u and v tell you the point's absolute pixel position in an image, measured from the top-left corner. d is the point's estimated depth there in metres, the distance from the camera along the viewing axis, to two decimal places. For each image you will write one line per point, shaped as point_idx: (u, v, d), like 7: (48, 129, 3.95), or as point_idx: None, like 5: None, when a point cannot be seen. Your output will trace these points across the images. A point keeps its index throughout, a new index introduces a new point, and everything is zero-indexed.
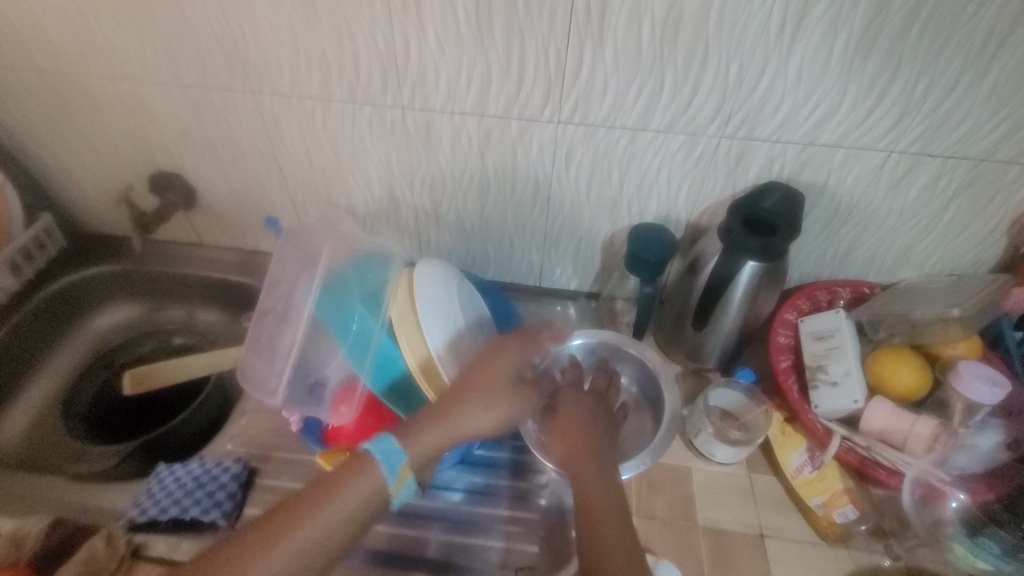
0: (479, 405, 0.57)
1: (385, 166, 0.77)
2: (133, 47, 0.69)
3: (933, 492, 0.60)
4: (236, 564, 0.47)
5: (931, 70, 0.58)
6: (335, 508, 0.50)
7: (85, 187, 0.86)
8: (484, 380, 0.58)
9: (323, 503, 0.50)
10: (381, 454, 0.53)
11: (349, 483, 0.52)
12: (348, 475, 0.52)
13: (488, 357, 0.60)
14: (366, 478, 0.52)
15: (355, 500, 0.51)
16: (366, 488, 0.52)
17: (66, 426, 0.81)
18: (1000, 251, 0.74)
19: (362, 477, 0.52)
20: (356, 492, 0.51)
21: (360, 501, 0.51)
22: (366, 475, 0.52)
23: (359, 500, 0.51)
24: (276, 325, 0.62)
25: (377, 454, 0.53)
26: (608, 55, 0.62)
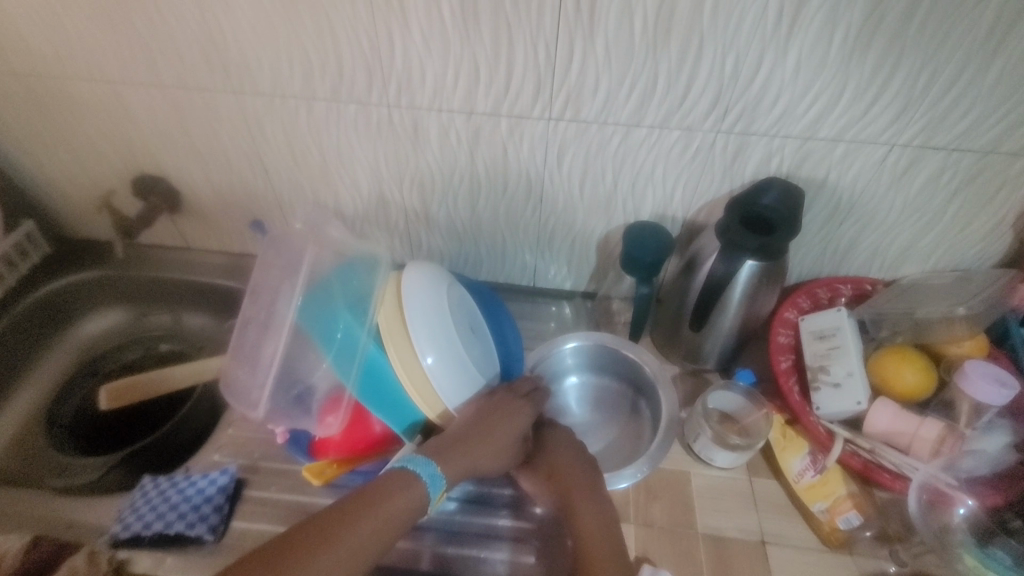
0: (502, 439, 0.61)
1: (373, 167, 0.75)
2: (109, 47, 0.66)
3: (940, 498, 0.58)
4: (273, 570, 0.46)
5: (935, 60, 0.56)
6: (369, 523, 0.51)
7: (67, 193, 0.84)
8: (493, 421, 0.61)
9: (357, 518, 0.51)
10: (427, 477, 0.55)
11: (384, 499, 0.52)
12: (384, 493, 0.53)
13: (496, 401, 0.62)
14: (404, 496, 0.53)
15: (389, 516, 0.52)
16: (402, 504, 0.53)
17: (51, 436, 0.79)
18: (1006, 247, 0.72)
19: (397, 494, 0.53)
20: (391, 508, 0.52)
21: (395, 518, 0.52)
22: (402, 492, 0.53)
23: (394, 517, 0.52)
24: (259, 336, 0.59)
25: (424, 476, 0.55)
26: (599, 49, 0.59)
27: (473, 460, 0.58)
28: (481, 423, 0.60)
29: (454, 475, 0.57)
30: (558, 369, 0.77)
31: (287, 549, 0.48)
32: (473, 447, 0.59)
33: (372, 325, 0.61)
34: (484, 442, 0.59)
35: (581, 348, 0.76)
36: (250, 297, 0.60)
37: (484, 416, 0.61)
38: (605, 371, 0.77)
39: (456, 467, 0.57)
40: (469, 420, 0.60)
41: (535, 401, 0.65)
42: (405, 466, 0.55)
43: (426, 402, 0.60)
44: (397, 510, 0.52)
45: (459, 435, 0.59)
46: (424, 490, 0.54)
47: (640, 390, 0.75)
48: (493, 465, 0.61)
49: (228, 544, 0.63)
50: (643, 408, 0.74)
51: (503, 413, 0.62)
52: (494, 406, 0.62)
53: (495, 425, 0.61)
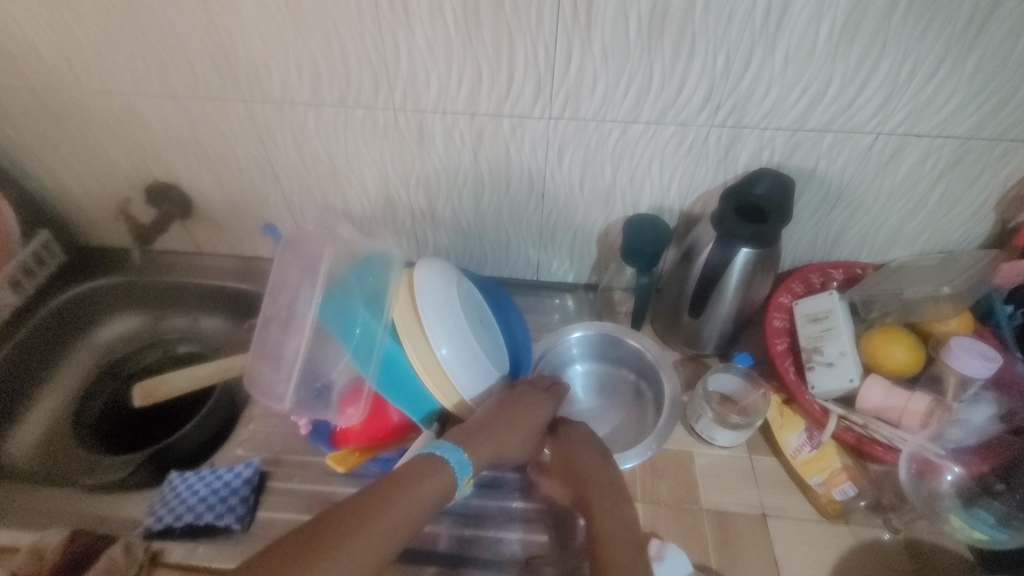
0: (526, 429, 0.64)
1: (380, 169, 0.78)
2: (123, 60, 0.69)
3: (928, 467, 0.61)
4: (317, 547, 0.48)
5: (916, 50, 0.59)
6: (406, 502, 0.53)
7: (81, 202, 0.86)
8: (517, 412, 0.64)
9: (389, 502, 0.52)
10: (455, 463, 0.57)
11: (413, 483, 0.54)
12: (418, 474, 0.55)
13: (516, 397, 0.66)
14: (436, 477, 0.56)
15: (423, 495, 0.54)
16: (432, 488, 0.55)
17: (78, 438, 0.82)
18: (989, 228, 0.75)
19: (429, 476, 0.55)
20: (421, 492, 0.54)
21: (427, 499, 0.54)
22: (433, 475, 0.55)
23: (424, 500, 0.54)
24: (281, 332, 0.62)
25: (452, 462, 0.57)
26: (596, 50, 0.62)
27: (497, 448, 0.61)
28: (505, 415, 0.63)
29: (482, 461, 0.60)
30: (564, 358, 0.80)
31: (321, 532, 0.49)
32: (496, 434, 0.61)
33: (388, 321, 0.64)
34: (509, 430, 0.63)
35: (584, 337, 0.79)
36: (270, 297, 0.63)
37: (506, 408, 0.64)
38: (609, 359, 0.80)
39: (483, 453, 0.60)
40: (490, 411, 0.63)
41: (553, 394, 0.69)
42: (433, 452, 0.58)
43: (443, 393, 0.63)
44: (427, 493, 0.54)
45: (484, 422, 0.62)
46: (453, 474, 0.57)
47: (643, 376, 0.78)
48: (517, 454, 0.64)
49: (256, 533, 0.66)
50: (648, 393, 0.77)
51: (524, 407, 0.65)
52: (514, 400, 0.65)
53: (514, 414, 0.64)
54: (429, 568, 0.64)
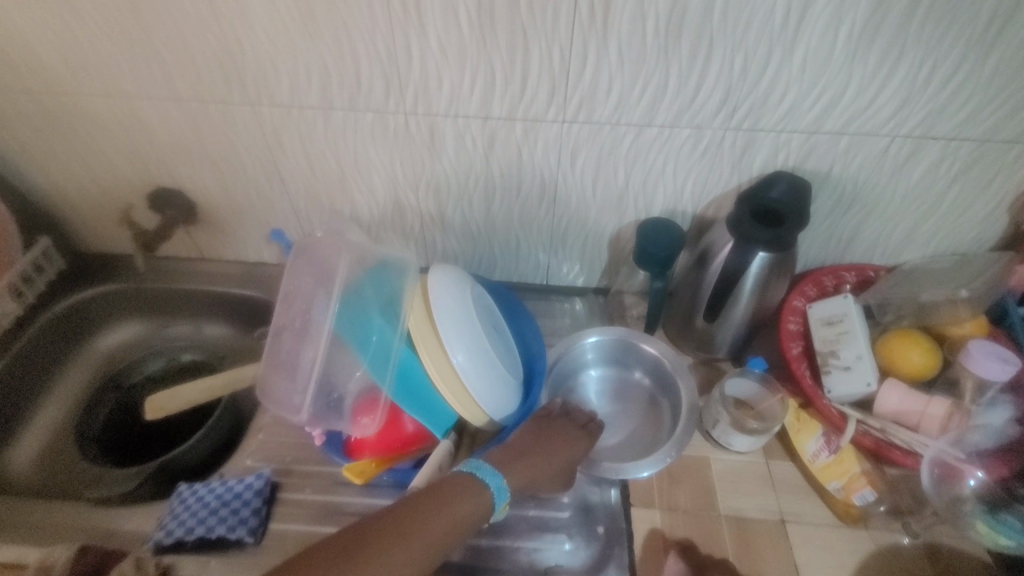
0: (566, 460, 0.64)
1: (389, 173, 0.77)
2: (128, 63, 0.67)
3: (951, 472, 0.61)
4: (359, 558, 0.47)
5: (934, 55, 0.59)
6: (446, 517, 0.52)
7: (83, 209, 0.85)
8: (553, 441, 0.65)
9: (431, 514, 0.52)
10: (494, 487, 0.57)
11: (454, 499, 0.54)
12: (459, 491, 0.55)
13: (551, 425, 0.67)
14: (475, 496, 0.55)
15: (463, 513, 0.54)
16: (472, 505, 0.55)
17: (81, 449, 0.80)
18: (1002, 230, 0.75)
19: (469, 495, 0.55)
20: (462, 509, 0.54)
21: (467, 517, 0.54)
22: (473, 494, 0.55)
23: (464, 517, 0.53)
24: (296, 341, 0.61)
25: (492, 487, 0.57)
26: (612, 53, 0.61)
27: (532, 476, 0.62)
28: (540, 440, 0.64)
29: (516, 485, 0.60)
30: (579, 363, 0.79)
31: (361, 537, 0.49)
32: (532, 457, 0.62)
33: (403, 330, 0.63)
34: (545, 457, 0.63)
35: (599, 343, 0.78)
36: (282, 305, 0.62)
37: (542, 436, 0.65)
38: (623, 364, 0.79)
39: (517, 478, 0.60)
40: (526, 438, 0.64)
41: (578, 418, 0.69)
42: (473, 473, 0.57)
43: (470, 413, 0.64)
44: (468, 509, 0.54)
45: (522, 449, 0.63)
46: (491, 495, 0.57)
47: (660, 385, 0.77)
48: (555, 485, 0.64)
49: (269, 546, 0.65)
50: (664, 401, 0.76)
51: (563, 439, 0.66)
52: (545, 429, 0.66)
53: (550, 441, 0.65)
54: None
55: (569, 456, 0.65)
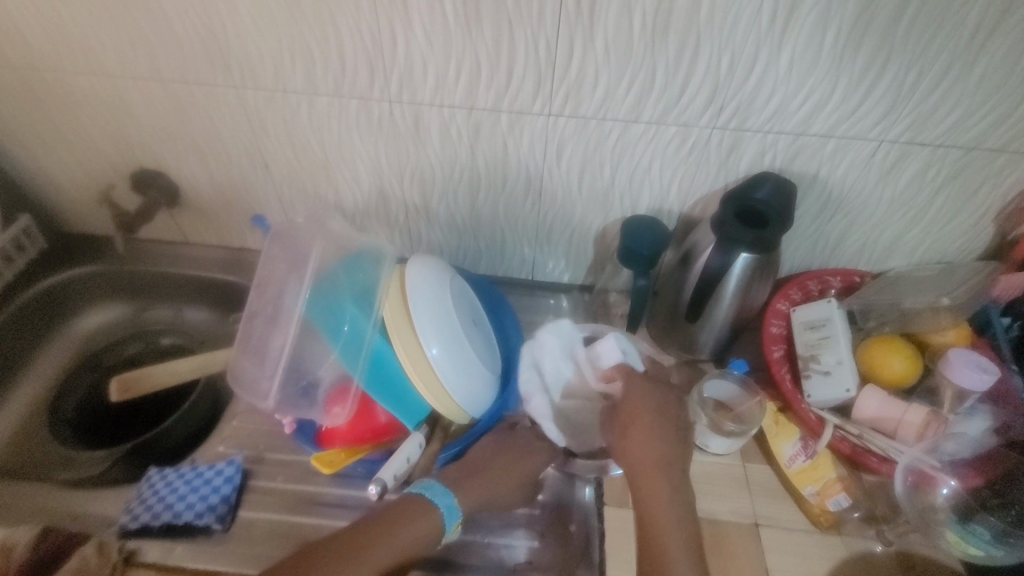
0: (519, 476, 0.65)
1: (374, 161, 0.76)
2: (110, 41, 0.66)
3: (924, 479, 0.61)
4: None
5: (922, 59, 0.58)
6: (396, 541, 0.55)
7: (65, 188, 0.84)
8: (508, 461, 0.66)
9: (382, 536, 0.55)
10: (444, 507, 0.58)
11: (401, 523, 0.56)
12: (413, 513, 0.57)
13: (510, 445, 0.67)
14: (427, 519, 0.57)
15: (415, 535, 0.56)
16: (420, 529, 0.56)
17: (54, 431, 0.80)
18: (989, 239, 0.75)
19: (423, 516, 0.57)
20: (415, 529, 0.56)
21: (418, 540, 0.56)
22: (426, 516, 0.57)
23: (416, 538, 0.56)
24: (266, 327, 0.62)
25: (441, 507, 0.58)
26: (598, 46, 0.61)
27: (487, 495, 0.63)
28: (498, 457, 0.65)
29: (469, 506, 0.61)
30: None
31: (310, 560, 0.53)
32: (493, 472, 0.64)
33: (377, 319, 0.63)
34: (499, 478, 0.64)
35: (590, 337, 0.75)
36: (256, 291, 0.63)
37: (503, 454, 0.66)
38: None
39: (470, 499, 0.62)
40: (488, 454, 0.66)
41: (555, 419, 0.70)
42: (422, 493, 0.59)
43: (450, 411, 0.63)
44: (420, 530, 0.56)
45: (480, 467, 0.64)
46: (440, 516, 0.58)
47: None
48: (510, 500, 0.65)
49: (236, 534, 0.64)
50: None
51: (521, 453, 0.67)
52: (505, 445, 0.67)
53: (512, 459, 0.66)
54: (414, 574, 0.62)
55: (532, 468, 0.67)
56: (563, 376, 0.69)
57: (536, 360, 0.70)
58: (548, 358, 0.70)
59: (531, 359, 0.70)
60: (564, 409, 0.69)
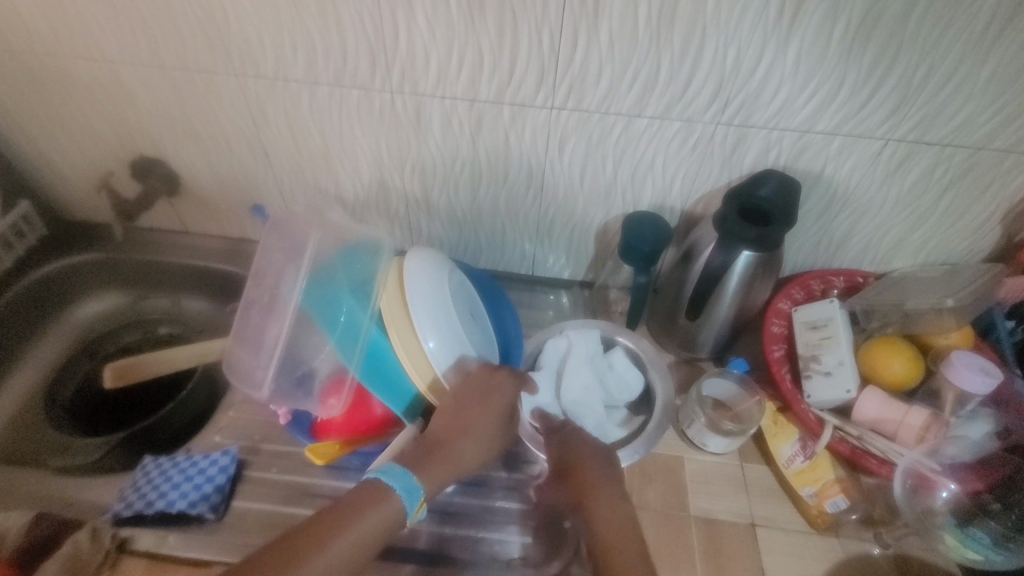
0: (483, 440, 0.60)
1: (374, 153, 0.75)
2: (110, 26, 0.66)
3: (924, 482, 0.61)
4: None
5: (931, 56, 0.57)
6: (347, 537, 0.50)
7: (65, 174, 0.84)
8: (466, 420, 0.59)
9: (330, 534, 0.50)
10: (402, 489, 0.54)
11: (355, 517, 0.51)
12: (362, 503, 0.52)
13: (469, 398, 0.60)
14: (380, 508, 0.52)
15: (368, 528, 0.51)
16: (375, 520, 0.52)
17: (50, 417, 0.80)
18: (994, 241, 0.74)
19: (375, 505, 0.52)
20: (368, 521, 0.51)
21: (373, 531, 0.51)
22: (379, 504, 0.52)
23: (370, 529, 0.51)
24: (262, 317, 0.62)
25: (399, 489, 0.53)
26: (603, 38, 0.60)
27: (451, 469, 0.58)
28: (455, 420, 0.59)
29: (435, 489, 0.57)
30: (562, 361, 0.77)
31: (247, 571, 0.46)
32: (456, 439, 0.59)
33: (375, 310, 0.62)
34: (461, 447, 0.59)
35: (606, 336, 0.77)
36: (253, 280, 0.63)
37: (460, 412, 0.59)
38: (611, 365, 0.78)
39: (435, 479, 0.57)
40: (444, 419, 0.59)
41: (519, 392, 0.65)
42: (378, 477, 0.54)
43: (415, 372, 0.60)
44: (374, 521, 0.52)
45: (440, 438, 0.58)
46: (399, 500, 0.53)
47: (641, 399, 0.74)
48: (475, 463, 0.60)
49: (229, 523, 0.64)
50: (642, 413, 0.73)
51: (477, 407, 0.60)
52: (459, 402, 0.60)
53: (472, 419, 0.60)
54: (408, 567, 0.62)
55: (490, 425, 0.61)
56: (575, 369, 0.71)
57: (555, 352, 0.73)
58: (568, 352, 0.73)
59: (551, 350, 0.73)
60: (570, 396, 0.69)
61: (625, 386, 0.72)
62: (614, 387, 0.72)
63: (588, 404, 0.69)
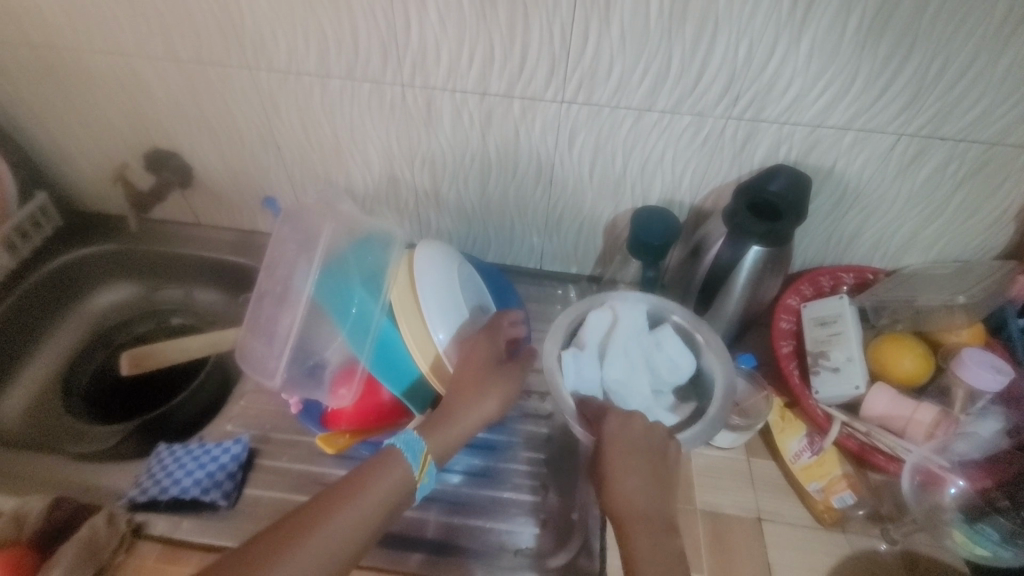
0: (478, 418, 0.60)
1: (385, 146, 0.76)
2: (125, 20, 0.66)
3: (932, 479, 0.60)
4: (280, 549, 0.47)
5: (947, 49, 0.56)
6: (365, 501, 0.52)
7: (80, 166, 0.85)
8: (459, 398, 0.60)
9: (349, 498, 0.52)
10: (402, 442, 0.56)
11: (369, 482, 0.53)
12: (376, 469, 0.54)
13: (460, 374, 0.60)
14: (393, 472, 0.55)
15: (383, 492, 0.53)
16: (388, 485, 0.54)
17: (66, 405, 0.82)
18: (1008, 238, 0.73)
19: (388, 471, 0.54)
20: (382, 485, 0.53)
21: (388, 496, 0.53)
22: (392, 469, 0.55)
23: (385, 493, 0.53)
24: (275, 308, 0.63)
25: (399, 443, 0.56)
26: (614, 31, 0.60)
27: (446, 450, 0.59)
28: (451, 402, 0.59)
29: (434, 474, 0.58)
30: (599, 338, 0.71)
31: (249, 551, 0.47)
32: (458, 420, 0.59)
33: (386, 302, 0.63)
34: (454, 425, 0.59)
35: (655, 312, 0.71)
36: (265, 271, 0.64)
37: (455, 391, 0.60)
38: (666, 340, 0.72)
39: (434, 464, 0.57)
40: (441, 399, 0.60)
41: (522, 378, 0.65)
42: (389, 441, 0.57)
43: (420, 350, 0.61)
44: (388, 486, 0.54)
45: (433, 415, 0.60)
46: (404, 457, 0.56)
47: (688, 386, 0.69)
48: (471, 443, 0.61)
49: (241, 510, 0.65)
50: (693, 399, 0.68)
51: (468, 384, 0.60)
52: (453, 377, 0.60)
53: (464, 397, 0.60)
54: (416, 555, 0.63)
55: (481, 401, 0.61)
56: (620, 351, 0.66)
57: (596, 329, 0.68)
58: (612, 330, 0.68)
59: (593, 325, 0.68)
60: (612, 377, 0.65)
61: (675, 367, 0.66)
62: (663, 368, 0.67)
63: (631, 385, 0.65)
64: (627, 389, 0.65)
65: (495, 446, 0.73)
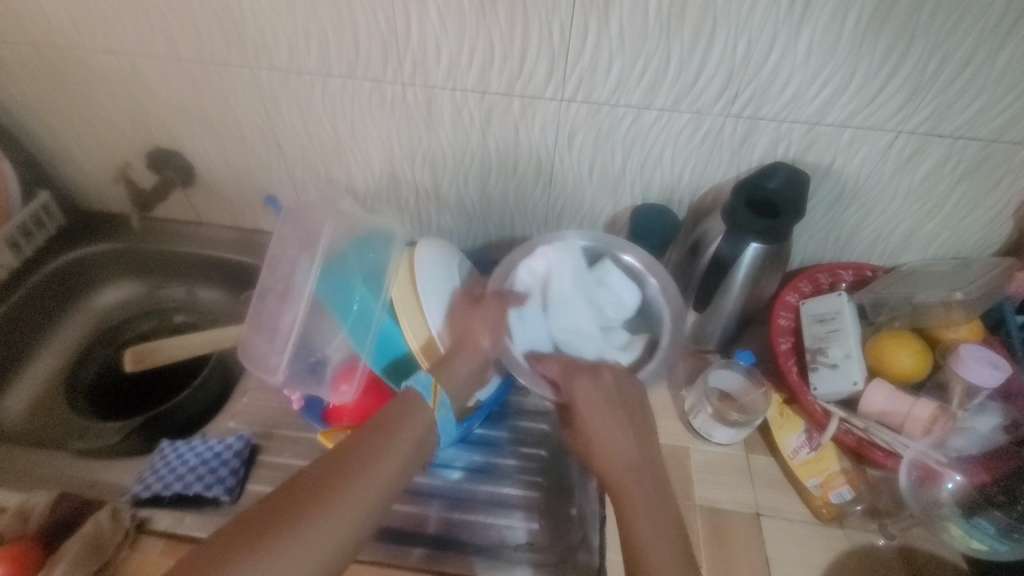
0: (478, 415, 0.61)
1: (386, 144, 0.76)
2: (128, 19, 0.67)
3: (929, 474, 0.61)
4: (327, 487, 0.48)
5: (944, 46, 0.57)
6: (400, 438, 0.53)
7: (83, 165, 0.86)
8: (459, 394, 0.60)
9: (384, 437, 0.52)
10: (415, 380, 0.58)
11: (402, 420, 0.54)
12: (406, 408, 0.55)
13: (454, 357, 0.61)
14: (421, 410, 0.56)
15: (415, 429, 0.55)
16: (420, 421, 0.55)
17: (69, 403, 0.82)
18: (1006, 234, 0.73)
19: (416, 409, 0.56)
20: (415, 423, 0.55)
21: (422, 432, 0.55)
22: (419, 407, 0.56)
23: (419, 430, 0.55)
24: (276, 305, 0.63)
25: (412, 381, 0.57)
26: (613, 30, 0.60)
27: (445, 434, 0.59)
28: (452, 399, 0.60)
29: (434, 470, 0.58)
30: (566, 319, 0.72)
31: (287, 503, 0.46)
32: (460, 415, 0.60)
33: (386, 299, 0.64)
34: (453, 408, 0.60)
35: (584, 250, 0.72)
36: (267, 269, 0.64)
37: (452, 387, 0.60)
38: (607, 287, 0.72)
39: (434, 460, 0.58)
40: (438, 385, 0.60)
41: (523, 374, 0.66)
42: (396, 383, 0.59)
43: (412, 331, 0.62)
44: (419, 423, 0.55)
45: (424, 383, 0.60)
46: (416, 394, 0.57)
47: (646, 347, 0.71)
48: None
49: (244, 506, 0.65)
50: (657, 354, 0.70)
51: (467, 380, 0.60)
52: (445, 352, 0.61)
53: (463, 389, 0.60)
54: (417, 550, 0.64)
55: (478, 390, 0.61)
56: (564, 294, 0.68)
57: (531, 275, 0.69)
58: (548, 276, 0.69)
59: (528, 274, 0.69)
60: (561, 325, 0.67)
61: (618, 303, 0.69)
62: (606, 305, 0.69)
63: (581, 331, 0.67)
64: (578, 335, 0.67)
65: (495, 442, 0.73)
